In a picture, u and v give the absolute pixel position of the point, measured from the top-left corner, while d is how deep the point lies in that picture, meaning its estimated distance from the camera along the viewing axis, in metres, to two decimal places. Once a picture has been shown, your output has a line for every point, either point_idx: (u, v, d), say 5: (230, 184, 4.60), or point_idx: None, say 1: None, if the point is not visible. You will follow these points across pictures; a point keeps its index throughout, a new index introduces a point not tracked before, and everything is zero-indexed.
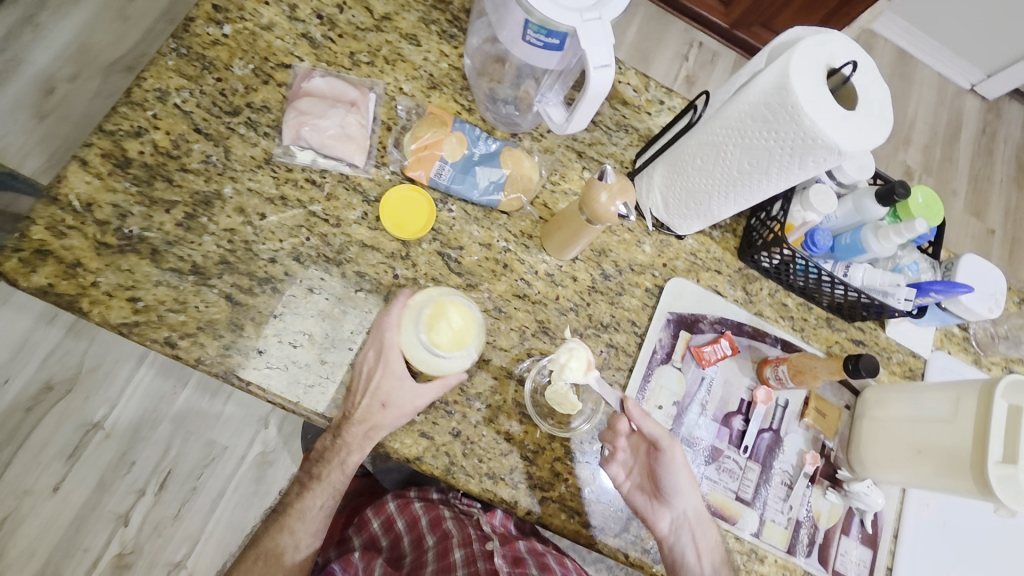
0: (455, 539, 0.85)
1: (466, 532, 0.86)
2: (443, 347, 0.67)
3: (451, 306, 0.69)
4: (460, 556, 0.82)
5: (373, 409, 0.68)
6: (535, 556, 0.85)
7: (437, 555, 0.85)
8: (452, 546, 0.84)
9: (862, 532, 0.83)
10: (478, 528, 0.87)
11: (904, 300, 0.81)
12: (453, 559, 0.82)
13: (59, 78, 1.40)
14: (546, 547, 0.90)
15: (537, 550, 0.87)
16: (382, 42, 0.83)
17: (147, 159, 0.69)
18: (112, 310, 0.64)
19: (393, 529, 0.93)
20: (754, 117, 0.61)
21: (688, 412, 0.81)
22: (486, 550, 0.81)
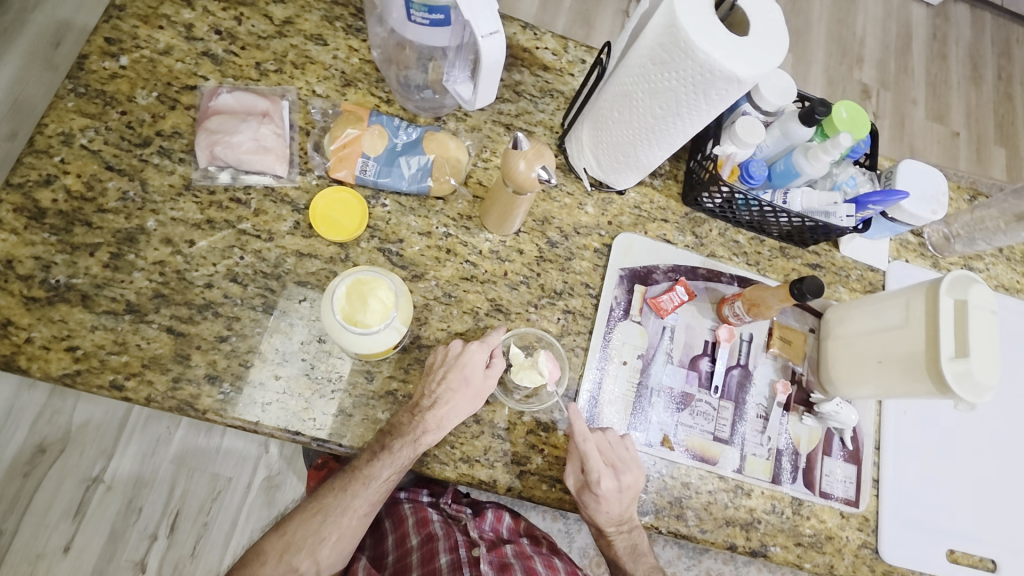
0: (442, 543, 0.85)
1: (453, 537, 0.87)
2: (369, 321, 0.65)
3: (371, 281, 0.67)
4: (446, 561, 0.82)
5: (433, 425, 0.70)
6: (522, 560, 0.85)
7: (421, 559, 0.85)
8: (438, 550, 0.84)
9: (844, 450, 0.84)
10: (466, 533, 0.88)
11: (846, 216, 0.80)
12: (439, 563, 0.82)
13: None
14: (535, 550, 0.90)
15: (524, 554, 0.87)
16: (287, 47, 0.81)
17: (62, 206, 0.69)
18: (52, 363, 0.65)
19: (380, 528, 0.95)
20: (654, 60, 0.61)
21: (654, 363, 0.81)
22: (472, 556, 0.82)
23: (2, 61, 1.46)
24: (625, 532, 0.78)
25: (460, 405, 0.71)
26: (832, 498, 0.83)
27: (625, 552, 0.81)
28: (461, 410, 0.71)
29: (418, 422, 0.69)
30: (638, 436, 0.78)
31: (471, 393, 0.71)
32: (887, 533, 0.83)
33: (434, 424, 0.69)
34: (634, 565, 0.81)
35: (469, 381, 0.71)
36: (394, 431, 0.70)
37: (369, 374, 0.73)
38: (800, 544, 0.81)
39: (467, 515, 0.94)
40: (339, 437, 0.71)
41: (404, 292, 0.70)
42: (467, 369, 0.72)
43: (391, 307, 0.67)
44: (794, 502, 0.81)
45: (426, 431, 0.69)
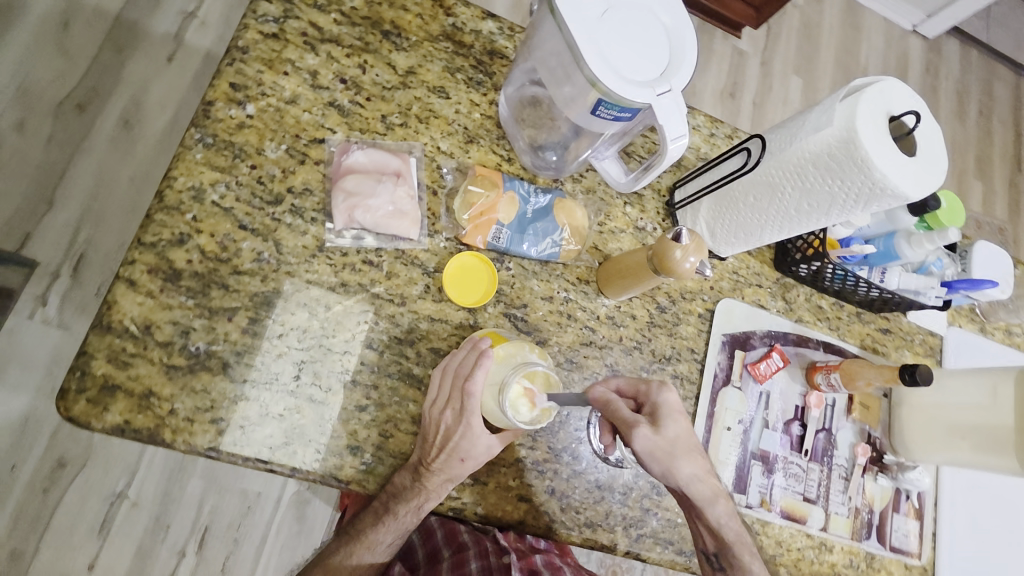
0: (472, 550, 0.88)
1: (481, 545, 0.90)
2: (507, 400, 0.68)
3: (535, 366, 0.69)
4: (476, 566, 0.86)
5: (452, 464, 0.67)
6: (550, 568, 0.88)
7: (452, 565, 0.89)
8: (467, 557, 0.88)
9: (910, 506, 0.92)
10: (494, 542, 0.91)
11: (934, 297, 0.87)
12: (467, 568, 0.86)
13: (5, 127, 1.42)
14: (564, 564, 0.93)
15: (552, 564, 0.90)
16: (411, 99, 0.80)
17: (197, 267, 0.66)
18: (196, 436, 0.63)
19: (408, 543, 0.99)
20: (818, 166, 0.64)
21: (753, 427, 0.86)
22: (502, 563, 0.85)
23: (8, 40, 1.46)
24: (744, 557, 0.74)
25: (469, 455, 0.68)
26: (901, 551, 0.90)
27: None
28: (458, 476, 0.68)
29: (430, 473, 0.67)
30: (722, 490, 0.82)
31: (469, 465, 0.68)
32: None
33: (442, 477, 0.67)
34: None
35: (462, 459, 0.68)
36: (427, 450, 0.67)
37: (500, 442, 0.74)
38: None
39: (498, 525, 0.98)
40: (473, 505, 0.72)
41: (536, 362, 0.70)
42: (477, 433, 0.68)
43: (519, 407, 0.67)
44: (869, 556, 0.88)
45: (464, 455, 0.68)
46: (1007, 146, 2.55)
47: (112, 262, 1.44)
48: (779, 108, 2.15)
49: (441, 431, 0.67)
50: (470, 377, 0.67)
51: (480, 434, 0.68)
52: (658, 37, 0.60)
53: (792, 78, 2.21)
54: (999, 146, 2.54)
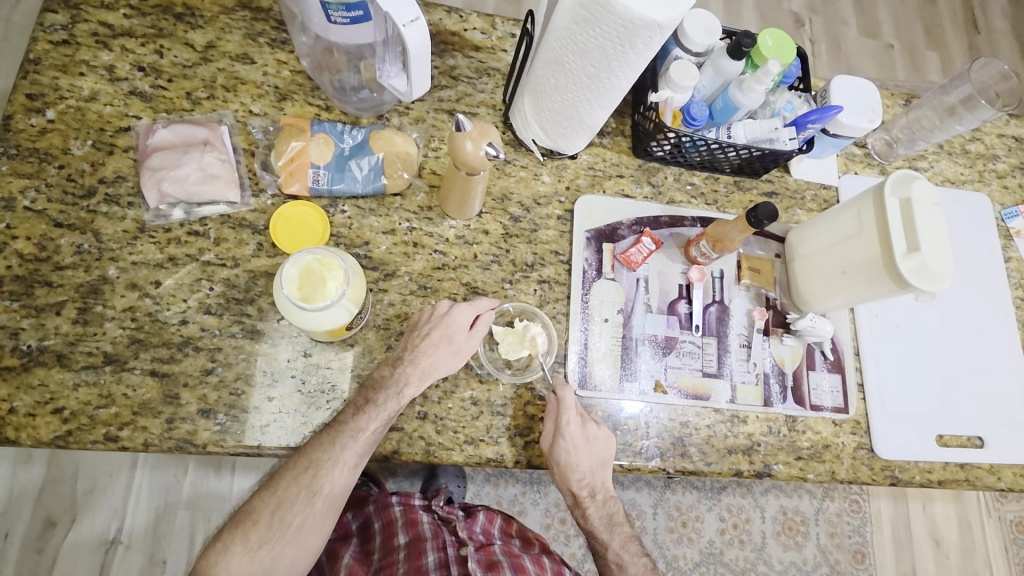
0: (430, 543, 0.94)
1: (440, 538, 0.96)
2: (320, 298, 0.64)
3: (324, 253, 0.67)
4: (433, 560, 0.91)
5: (410, 372, 0.71)
6: (509, 558, 0.93)
7: (408, 556, 0.93)
8: (425, 549, 0.93)
9: (826, 361, 0.88)
10: (455, 535, 0.97)
11: (789, 139, 0.83)
12: (425, 561, 0.91)
13: None
14: (524, 551, 0.99)
15: (511, 553, 0.96)
16: (215, 72, 0.80)
17: (17, 271, 0.68)
18: (41, 428, 0.65)
19: (369, 529, 1.03)
20: (576, 21, 0.63)
21: (634, 314, 0.84)
22: (461, 556, 0.91)
23: None
24: (601, 497, 0.85)
25: (455, 332, 0.74)
26: (823, 409, 0.86)
27: (601, 521, 0.87)
28: (408, 390, 0.70)
29: (400, 374, 0.71)
30: (613, 382, 0.81)
31: (453, 350, 0.73)
32: (879, 432, 0.87)
33: (391, 389, 0.70)
34: (609, 534, 0.87)
35: (452, 338, 0.73)
36: (385, 364, 0.73)
37: (361, 378, 0.74)
38: (801, 458, 0.84)
39: (459, 517, 1.03)
40: None
41: (356, 272, 0.68)
42: (450, 328, 0.73)
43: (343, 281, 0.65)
44: (788, 419, 0.85)
45: (409, 382, 0.70)
46: (954, 6, 2.43)
47: None
48: None
49: (424, 319, 0.74)
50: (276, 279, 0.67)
51: (464, 309, 0.75)
52: None
53: None
54: (946, 9, 2.42)
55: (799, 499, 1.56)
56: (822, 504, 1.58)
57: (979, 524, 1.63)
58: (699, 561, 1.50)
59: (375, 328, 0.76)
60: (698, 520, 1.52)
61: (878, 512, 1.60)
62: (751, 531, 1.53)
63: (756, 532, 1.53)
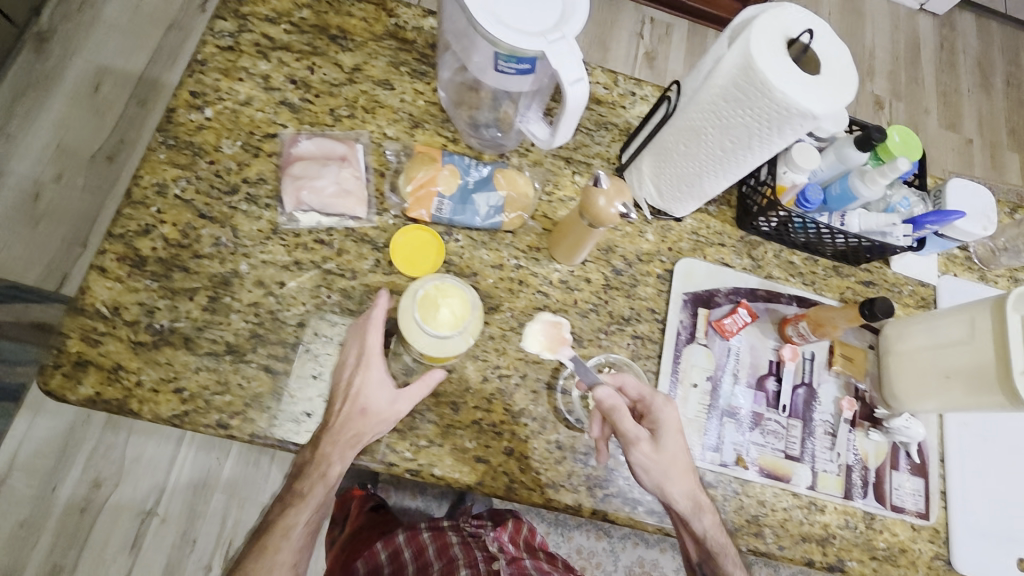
0: (461, 560, 0.95)
1: (471, 555, 0.96)
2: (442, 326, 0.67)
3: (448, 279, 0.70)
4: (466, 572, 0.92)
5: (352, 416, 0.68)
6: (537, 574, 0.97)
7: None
8: (458, 566, 0.94)
9: (910, 463, 0.86)
10: (484, 547, 0.99)
11: (903, 236, 0.84)
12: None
13: (46, 182, 1.67)
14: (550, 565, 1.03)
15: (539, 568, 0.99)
16: (358, 93, 0.85)
17: (161, 254, 0.73)
18: (161, 405, 0.68)
19: (399, 559, 1.03)
20: (726, 98, 0.65)
21: (723, 384, 0.84)
22: (491, 566, 0.92)
23: (50, 107, 1.72)
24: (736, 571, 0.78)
25: (358, 394, 0.68)
26: (903, 511, 0.84)
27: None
28: (366, 432, 0.68)
29: (357, 397, 0.69)
30: (695, 448, 0.80)
31: (367, 417, 0.68)
32: (959, 544, 0.84)
33: (352, 433, 0.68)
34: None
35: (355, 411, 0.68)
36: (334, 404, 0.70)
37: (454, 406, 0.76)
38: (875, 558, 0.82)
39: (485, 534, 1.05)
40: (430, 467, 0.73)
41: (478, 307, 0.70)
42: (361, 381, 0.68)
43: (464, 315, 0.68)
44: (866, 516, 0.83)
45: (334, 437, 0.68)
46: None
47: None
48: None
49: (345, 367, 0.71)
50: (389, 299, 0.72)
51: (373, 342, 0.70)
52: None
53: None
54: None
55: None
56: None
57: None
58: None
59: (474, 359, 0.78)
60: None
61: None
62: None
63: None
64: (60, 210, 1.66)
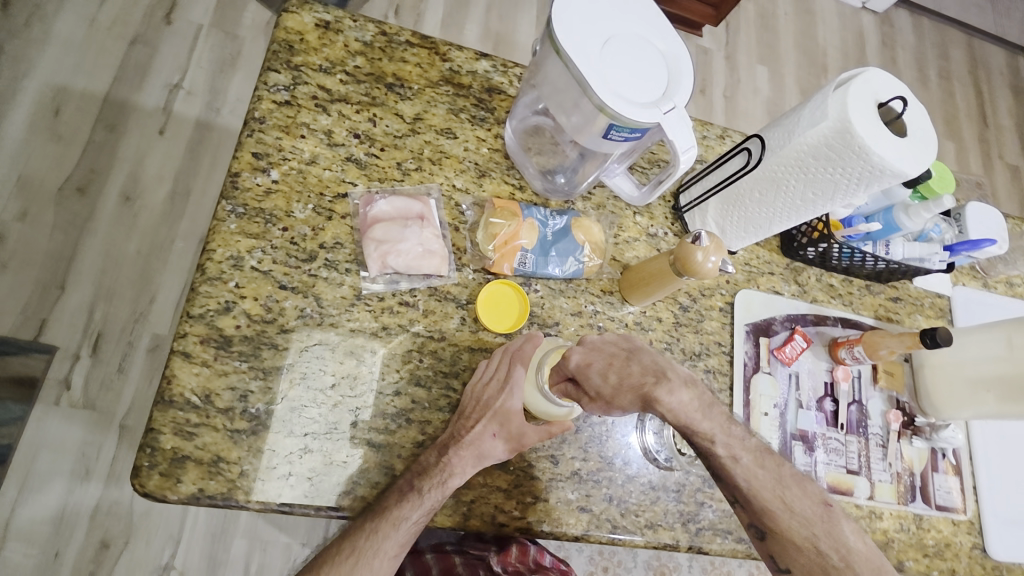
0: None
1: None
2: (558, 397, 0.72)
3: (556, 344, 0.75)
4: None
5: (484, 436, 0.69)
6: None
7: None
8: None
9: (947, 463, 0.95)
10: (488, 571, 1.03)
11: (939, 261, 0.93)
12: None
13: (10, 220, 1.41)
14: None
15: None
16: (422, 143, 0.84)
17: (246, 331, 0.69)
18: (268, 493, 0.65)
19: None
20: (817, 156, 0.69)
21: (788, 409, 0.89)
22: None
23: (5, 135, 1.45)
24: None
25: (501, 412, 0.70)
26: (945, 509, 0.93)
27: None
28: (491, 455, 0.69)
29: (487, 412, 0.70)
30: None
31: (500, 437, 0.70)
32: (992, 533, 0.94)
33: (475, 454, 0.69)
34: None
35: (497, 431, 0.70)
36: (463, 423, 0.71)
37: (554, 458, 0.77)
38: (927, 555, 0.90)
39: (493, 553, 1.08)
40: (538, 522, 0.74)
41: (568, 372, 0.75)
42: (504, 401, 0.71)
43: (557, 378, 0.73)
44: (916, 517, 0.91)
45: (462, 447, 0.68)
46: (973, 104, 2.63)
47: (128, 336, 1.41)
48: (750, 94, 2.13)
49: (483, 386, 0.72)
50: (519, 348, 0.73)
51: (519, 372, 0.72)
52: (654, 59, 0.64)
53: (758, 66, 2.17)
54: None
55: None
56: None
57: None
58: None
59: None
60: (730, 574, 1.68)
61: None
62: None
63: None
64: (32, 256, 1.40)
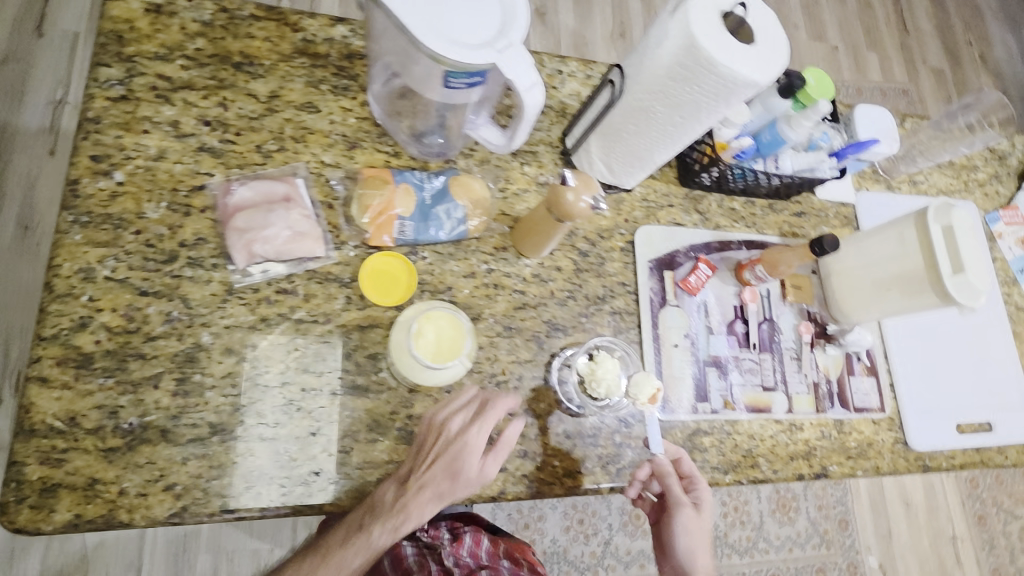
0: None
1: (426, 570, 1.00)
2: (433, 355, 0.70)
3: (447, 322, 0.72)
4: None
5: (437, 476, 0.67)
6: None
7: None
8: None
9: (862, 366, 0.97)
10: (441, 563, 1.01)
11: (829, 168, 0.92)
12: None
13: None
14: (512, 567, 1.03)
15: None
16: (281, 122, 0.79)
17: (107, 345, 0.66)
18: (155, 507, 0.63)
19: None
20: (674, 77, 0.66)
21: (699, 338, 0.89)
22: None
23: None
24: None
25: (465, 451, 0.67)
26: (864, 410, 0.95)
27: None
28: (448, 493, 0.67)
29: (447, 460, 0.67)
30: (686, 402, 0.86)
31: (460, 475, 0.67)
32: (910, 427, 0.96)
33: (448, 483, 0.67)
34: None
35: (459, 467, 0.67)
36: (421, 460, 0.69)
37: None
38: (850, 457, 0.92)
39: (445, 540, 1.06)
40: None
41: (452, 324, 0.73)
42: (465, 440, 0.67)
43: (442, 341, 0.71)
44: (836, 423, 0.93)
45: (422, 489, 0.67)
46: None
47: None
48: None
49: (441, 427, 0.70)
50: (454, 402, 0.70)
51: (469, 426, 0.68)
52: None
53: None
54: None
55: None
56: None
57: (941, 487, 1.99)
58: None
59: (469, 373, 0.77)
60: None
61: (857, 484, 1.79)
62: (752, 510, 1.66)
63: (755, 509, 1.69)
64: None
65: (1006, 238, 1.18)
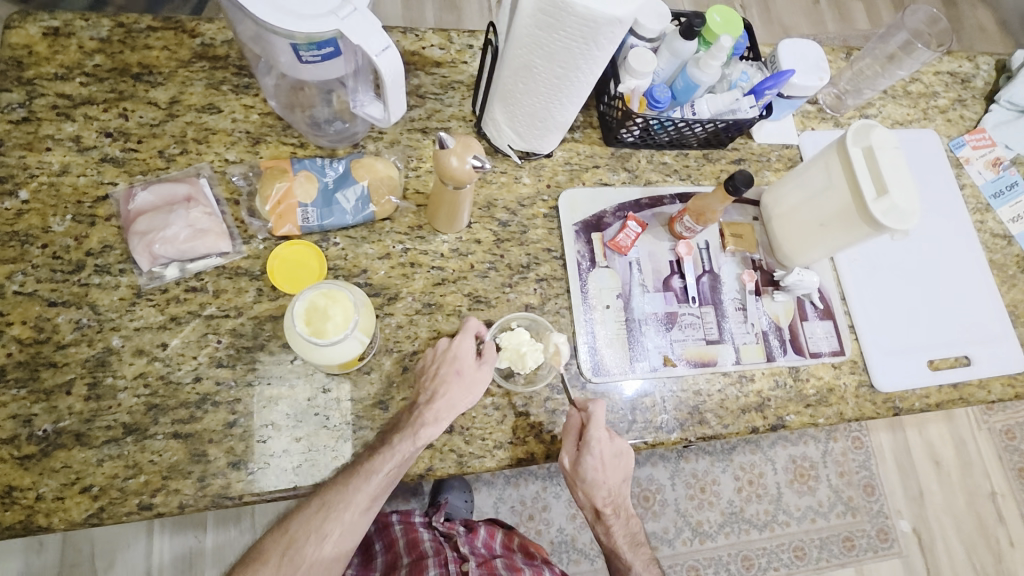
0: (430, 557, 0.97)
1: (442, 555, 0.97)
2: (329, 333, 0.66)
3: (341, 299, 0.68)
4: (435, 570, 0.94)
5: (422, 410, 0.71)
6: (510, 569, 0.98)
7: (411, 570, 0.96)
8: (427, 566, 0.95)
9: (816, 310, 0.92)
10: (457, 550, 0.99)
11: (750, 107, 0.87)
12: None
13: None
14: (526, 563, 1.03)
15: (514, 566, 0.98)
16: (183, 126, 0.80)
17: (19, 357, 0.68)
18: (73, 510, 0.64)
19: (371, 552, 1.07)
20: (538, 26, 0.65)
21: (633, 297, 0.86)
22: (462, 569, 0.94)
23: None
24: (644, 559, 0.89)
25: (462, 368, 0.74)
26: (821, 355, 0.90)
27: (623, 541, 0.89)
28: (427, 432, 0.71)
29: (419, 414, 0.71)
30: (622, 364, 0.83)
31: (464, 384, 0.73)
32: (875, 367, 0.91)
33: (427, 420, 0.71)
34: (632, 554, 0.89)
35: (461, 372, 0.74)
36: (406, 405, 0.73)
37: (383, 404, 0.74)
38: (809, 405, 0.88)
39: (460, 531, 1.05)
40: None
41: (363, 302, 0.69)
42: (457, 360, 0.74)
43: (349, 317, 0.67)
44: (792, 370, 0.89)
45: (423, 422, 0.70)
46: None
47: None
48: None
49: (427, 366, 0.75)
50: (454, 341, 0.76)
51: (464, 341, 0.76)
52: None
53: None
54: None
55: (805, 445, 1.59)
56: (827, 446, 1.61)
57: (973, 438, 1.68)
58: (723, 522, 1.52)
59: (388, 353, 0.77)
60: (715, 483, 1.54)
61: (879, 445, 1.63)
62: (766, 484, 1.56)
63: (770, 484, 1.56)
64: None
65: (975, 163, 1.10)
